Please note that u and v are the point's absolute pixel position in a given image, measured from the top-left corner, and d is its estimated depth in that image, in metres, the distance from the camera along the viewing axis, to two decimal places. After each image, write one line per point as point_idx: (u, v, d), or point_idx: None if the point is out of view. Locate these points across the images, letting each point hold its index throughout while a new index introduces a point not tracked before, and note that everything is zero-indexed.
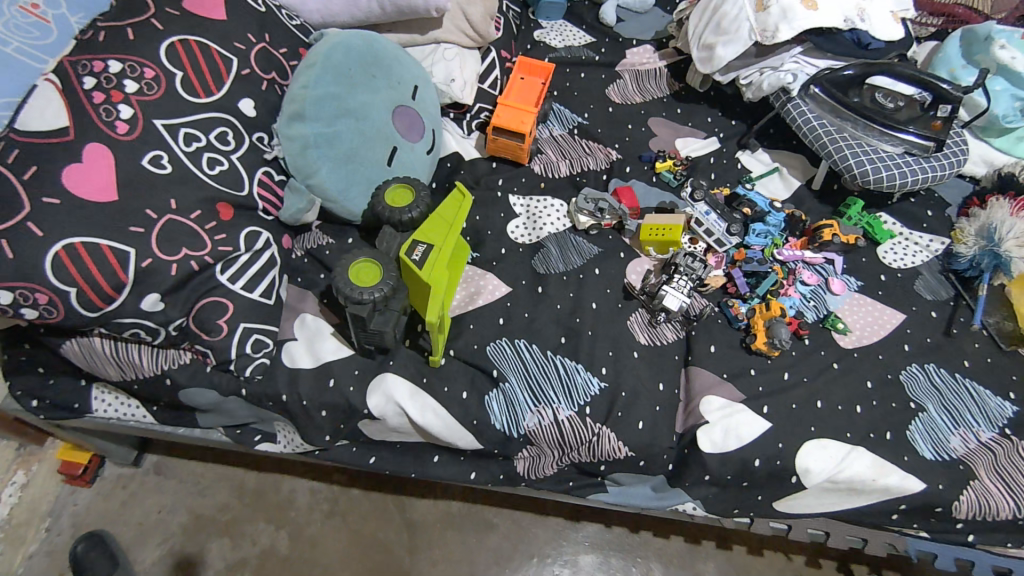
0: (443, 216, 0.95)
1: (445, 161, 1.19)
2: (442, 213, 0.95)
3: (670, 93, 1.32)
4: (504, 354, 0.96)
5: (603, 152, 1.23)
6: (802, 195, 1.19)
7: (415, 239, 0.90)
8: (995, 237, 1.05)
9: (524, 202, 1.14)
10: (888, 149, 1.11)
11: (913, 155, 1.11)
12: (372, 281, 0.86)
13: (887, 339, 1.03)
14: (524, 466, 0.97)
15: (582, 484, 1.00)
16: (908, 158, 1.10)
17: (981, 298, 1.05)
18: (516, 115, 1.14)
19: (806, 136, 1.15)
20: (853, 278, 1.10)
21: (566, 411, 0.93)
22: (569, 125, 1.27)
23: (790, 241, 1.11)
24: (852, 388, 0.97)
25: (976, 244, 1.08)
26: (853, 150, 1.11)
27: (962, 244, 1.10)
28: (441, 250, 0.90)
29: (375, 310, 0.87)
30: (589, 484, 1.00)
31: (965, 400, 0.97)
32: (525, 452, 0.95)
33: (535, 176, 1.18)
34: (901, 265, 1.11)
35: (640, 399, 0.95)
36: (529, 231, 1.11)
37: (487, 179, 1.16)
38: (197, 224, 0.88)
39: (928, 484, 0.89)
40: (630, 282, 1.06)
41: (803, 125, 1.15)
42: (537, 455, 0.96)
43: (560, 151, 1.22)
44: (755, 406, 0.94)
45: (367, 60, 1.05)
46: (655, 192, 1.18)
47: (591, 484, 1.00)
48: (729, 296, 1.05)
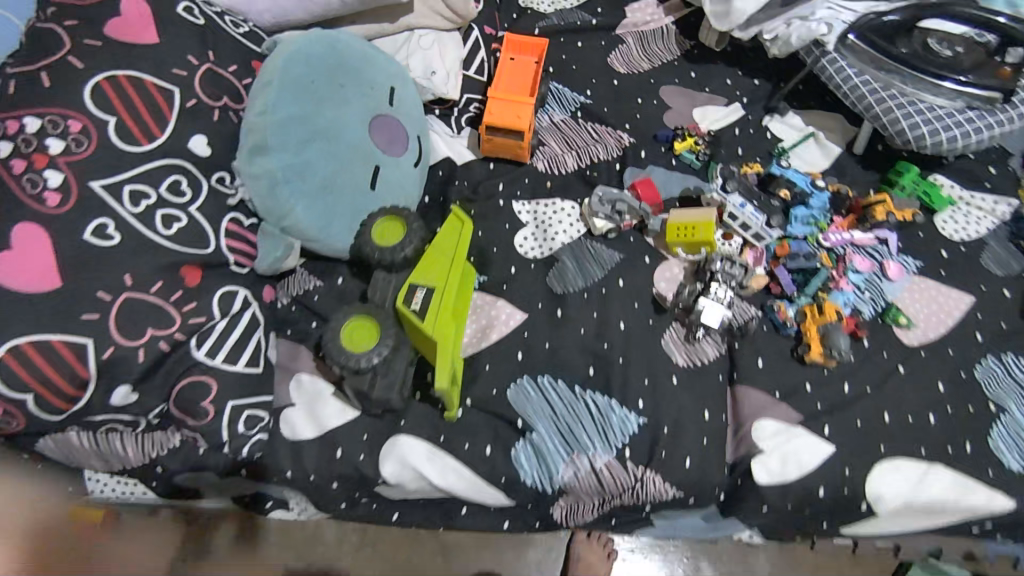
0: (442, 250, 0.82)
1: (436, 169, 1.04)
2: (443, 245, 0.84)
3: (681, 54, 1.15)
4: (528, 397, 0.86)
5: (614, 136, 1.07)
6: (844, 163, 1.04)
7: (412, 284, 0.78)
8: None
9: (530, 208, 1.00)
10: (942, 106, 0.94)
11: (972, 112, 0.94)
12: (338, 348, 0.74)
13: (957, 329, 0.91)
14: (562, 514, 0.87)
15: (625, 521, 0.91)
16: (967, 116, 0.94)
17: None
18: (510, 108, 0.98)
19: (845, 95, 0.98)
20: (911, 258, 0.96)
21: (603, 458, 0.83)
22: (571, 107, 1.11)
23: (835, 221, 0.98)
24: (922, 394, 0.86)
25: None
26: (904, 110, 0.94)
27: None
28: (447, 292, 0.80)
29: (377, 375, 0.76)
30: (634, 519, 0.91)
31: None
32: (562, 501, 0.86)
33: (539, 175, 1.03)
34: (964, 237, 0.98)
35: (684, 431, 0.85)
36: (539, 242, 0.98)
37: (485, 186, 1.02)
38: (159, 297, 0.74)
39: (1015, 500, 0.80)
40: (660, 292, 0.94)
41: (841, 85, 0.98)
42: (575, 502, 0.86)
43: (564, 141, 1.07)
44: (815, 427, 0.84)
45: (330, 67, 0.89)
46: (677, 177, 1.04)
47: (635, 520, 0.91)
48: (773, 297, 0.92)
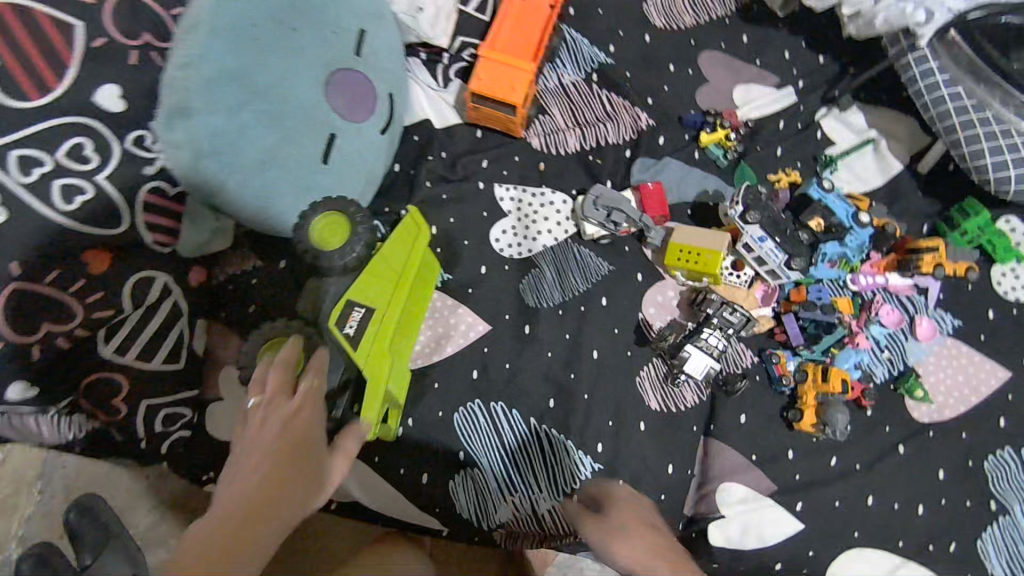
0: (389, 263, 0.72)
1: (412, 132, 0.88)
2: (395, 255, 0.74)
3: (736, 11, 0.95)
4: (475, 425, 0.78)
5: (632, 114, 0.90)
6: (901, 186, 0.87)
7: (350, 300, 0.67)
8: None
9: (515, 196, 0.86)
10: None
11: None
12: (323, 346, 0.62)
13: (979, 410, 0.79)
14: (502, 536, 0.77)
15: (571, 542, 0.76)
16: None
17: None
18: (504, 74, 0.81)
19: (925, 109, 0.81)
20: (950, 316, 0.82)
21: (547, 503, 0.76)
22: (587, 68, 0.92)
23: (871, 259, 0.83)
24: (918, 481, 0.76)
25: None
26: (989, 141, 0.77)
27: None
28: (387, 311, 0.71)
29: None
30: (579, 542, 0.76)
31: None
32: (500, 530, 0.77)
33: (532, 155, 0.88)
34: (1019, 298, 0.83)
35: (642, 485, 0.76)
36: (519, 240, 0.85)
37: (467, 162, 0.86)
38: (54, 288, 0.64)
39: None
40: (647, 318, 0.82)
41: (925, 93, 0.80)
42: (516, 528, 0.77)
43: (571, 112, 0.90)
44: (787, 502, 0.76)
45: (281, 8, 0.72)
46: (696, 175, 0.87)
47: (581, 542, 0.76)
48: (774, 344, 0.80)
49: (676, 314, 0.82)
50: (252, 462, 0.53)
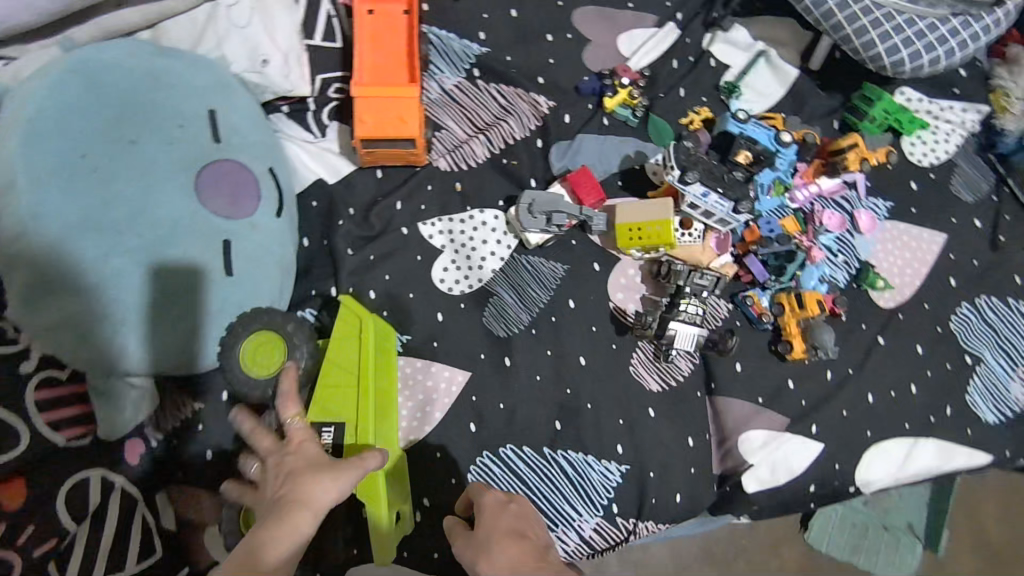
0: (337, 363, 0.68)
1: (306, 198, 0.78)
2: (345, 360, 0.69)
3: None
4: (494, 477, 0.74)
5: (528, 100, 0.84)
6: (802, 88, 0.88)
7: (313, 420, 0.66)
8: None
9: (443, 228, 0.79)
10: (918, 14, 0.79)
11: (948, 19, 0.79)
12: (284, 409, 0.57)
13: (931, 277, 0.84)
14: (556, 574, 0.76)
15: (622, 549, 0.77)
16: (943, 26, 0.79)
17: None
18: (389, 107, 0.73)
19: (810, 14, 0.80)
20: (881, 200, 0.86)
21: (590, 523, 0.74)
22: (464, 65, 0.85)
23: (799, 170, 0.84)
24: (904, 363, 0.80)
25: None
26: (875, 29, 0.78)
27: (1006, 115, 0.88)
28: (356, 417, 0.66)
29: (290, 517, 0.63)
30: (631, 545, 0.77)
31: (1020, 333, 0.83)
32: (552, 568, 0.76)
33: (444, 178, 0.81)
34: (933, 161, 0.88)
35: (671, 467, 0.76)
36: (465, 273, 0.79)
37: (379, 209, 0.78)
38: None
39: (994, 454, 0.80)
40: (619, 305, 0.80)
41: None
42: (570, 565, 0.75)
43: (467, 119, 0.83)
44: (804, 428, 0.77)
45: (113, 121, 0.62)
46: (613, 143, 0.84)
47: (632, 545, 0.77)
48: (744, 286, 0.81)
49: (643, 290, 0.81)
50: (282, 497, 0.52)
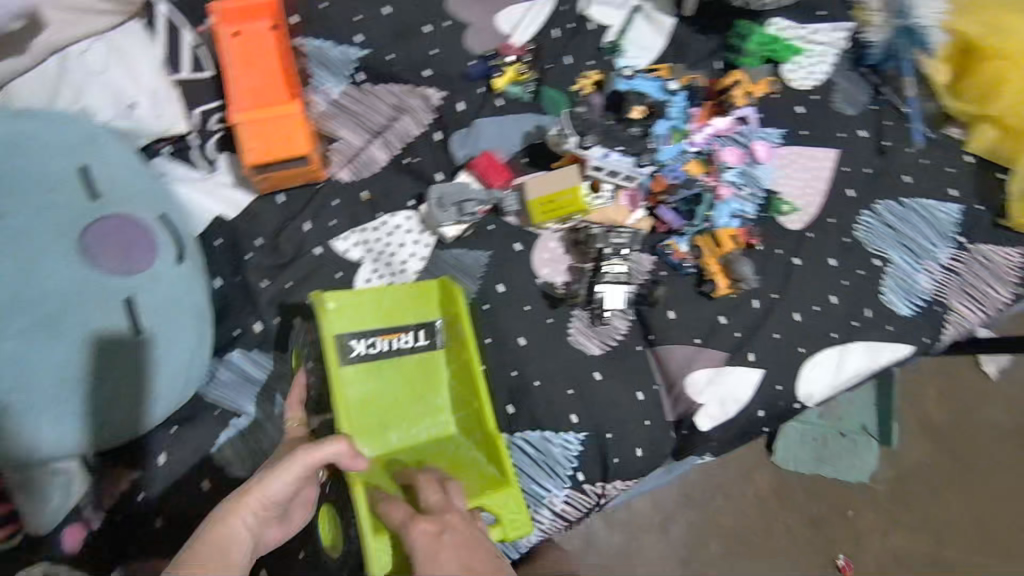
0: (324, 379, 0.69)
1: (211, 238, 0.76)
2: (410, 354, 0.73)
3: None
4: None
5: (418, 95, 0.84)
6: (680, 35, 0.90)
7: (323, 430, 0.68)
8: (905, 11, 0.90)
9: (359, 239, 0.78)
10: None
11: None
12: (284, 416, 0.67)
13: (830, 191, 0.88)
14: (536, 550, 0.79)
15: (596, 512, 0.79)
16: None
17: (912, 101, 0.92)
18: (273, 129, 0.71)
19: None
20: (773, 128, 0.90)
21: (561, 496, 0.76)
22: (347, 72, 0.83)
23: (693, 115, 0.86)
24: (822, 277, 0.84)
25: (885, 24, 0.92)
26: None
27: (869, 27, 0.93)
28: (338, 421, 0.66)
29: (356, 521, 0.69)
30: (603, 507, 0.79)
31: (919, 227, 0.89)
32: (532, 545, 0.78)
33: (349, 190, 0.79)
34: (812, 82, 0.92)
35: (626, 424, 0.78)
36: (390, 279, 0.78)
37: (289, 233, 0.76)
38: None
39: (916, 343, 0.85)
40: (547, 280, 0.80)
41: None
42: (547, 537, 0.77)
43: (360, 125, 0.82)
44: (742, 359, 0.81)
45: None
46: (510, 121, 0.84)
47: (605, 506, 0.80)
48: (662, 236, 0.83)
49: (568, 261, 0.81)
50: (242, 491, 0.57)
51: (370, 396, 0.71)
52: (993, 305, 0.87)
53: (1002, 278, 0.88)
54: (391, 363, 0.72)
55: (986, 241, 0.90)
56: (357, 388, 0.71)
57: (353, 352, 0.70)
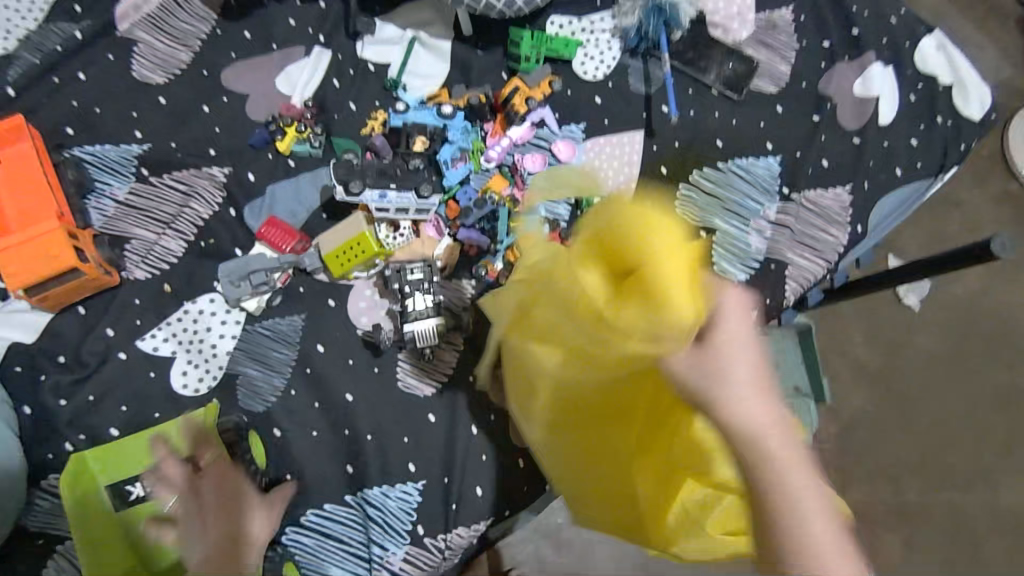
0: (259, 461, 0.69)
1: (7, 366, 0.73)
2: None
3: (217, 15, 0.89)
4: (312, 548, 0.72)
5: (205, 176, 0.83)
6: (462, 57, 0.90)
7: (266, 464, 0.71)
8: None
9: (166, 333, 0.77)
10: None
11: None
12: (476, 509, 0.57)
13: (642, 175, 0.88)
14: None
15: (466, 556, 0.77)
16: None
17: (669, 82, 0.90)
18: (33, 248, 0.71)
19: None
20: (575, 123, 0.89)
21: (399, 555, 0.72)
22: (130, 169, 0.83)
23: (488, 130, 0.86)
24: None
25: (635, 7, 0.92)
26: None
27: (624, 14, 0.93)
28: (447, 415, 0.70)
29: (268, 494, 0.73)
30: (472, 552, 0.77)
31: (739, 190, 0.87)
32: None
33: (150, 287, 0.78)
34: (607, 71, 0.91)
35: (463, 459, 0.75)
36: (204, 366, 0.76)
37: (90, 342, 0.75)
38: None
39: (760, 306, 0.83)
40: (366, 329, 0.78)
41: None
42: None
43: (154, 220, 0.81)
44: None
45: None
46: (306, 179, 0.84)
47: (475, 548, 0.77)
48: (475, 258, 0.81)
49: (384, 304, 0.79)
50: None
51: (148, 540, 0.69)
52: (833, 253, 0.86)
53: (834, 222, 0.87)
54: (169, 502, 0.69)
55: (811, 186, 0.88)
56: (128, 536, 0.68)
57: (129, 494, 0.69)
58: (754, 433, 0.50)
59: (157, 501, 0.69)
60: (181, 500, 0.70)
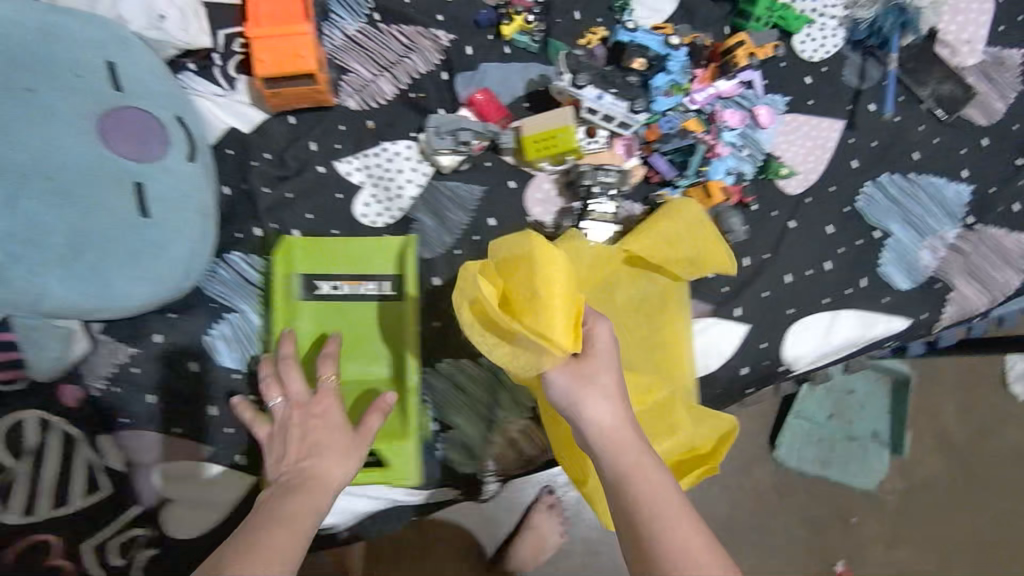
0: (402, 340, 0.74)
1: (222, 148, 0.80)
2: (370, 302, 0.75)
3: None
4: (441, 395, 0.77)
5: (430, 37, 0.86)
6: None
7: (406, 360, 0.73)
8: None
9: (361, 164, 0.82)
10: None
11: None
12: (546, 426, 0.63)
13: (833, 162, 0.88)
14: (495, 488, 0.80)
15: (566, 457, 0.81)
16: None
17: (891, 78, 0.90)
18: (281, 47, 0.75)
19: None
20: (780, 95, 0.89)
21: (517, 424, 0.78)
22: (364, 11, 0.86)
23: (697, 75, 0.86)
24: (815, 242, 0.84)
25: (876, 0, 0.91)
26: None
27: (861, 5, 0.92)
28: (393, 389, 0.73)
29: None
30: None
31: (924, 204, 0.87)
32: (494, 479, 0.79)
33: (356, 119, 0.83)
34: (824, 56, 0.92)
35: None
36: (386, 204, 0.81)
37: (295, 150, 0.81)
38: None
39: (911, 318, 0.84)
40: (537, 219, 0.83)
41: None
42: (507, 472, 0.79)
43: (374, 61, 0.85)
44: (727, 313, 0.82)
45: (19, 71, 0.64)
46: (516, 68, 0.86)
47: None
48: (654, 187, 0.84)
49: (559, 202, 0.83)
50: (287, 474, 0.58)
51: (322, 333, 0.74)
52: (1000, 292, 0.85)
53: (1010, 264, 0.86)
54: (348, 309, 0.74)
55: (998, 225, 0.87)
56: (306, 324, 0.74)
57: (317, 289, 0.74)
58: (602, 430, 0.54)
59: (338, 301, 0.74)
60: (358, 313, 0.74)
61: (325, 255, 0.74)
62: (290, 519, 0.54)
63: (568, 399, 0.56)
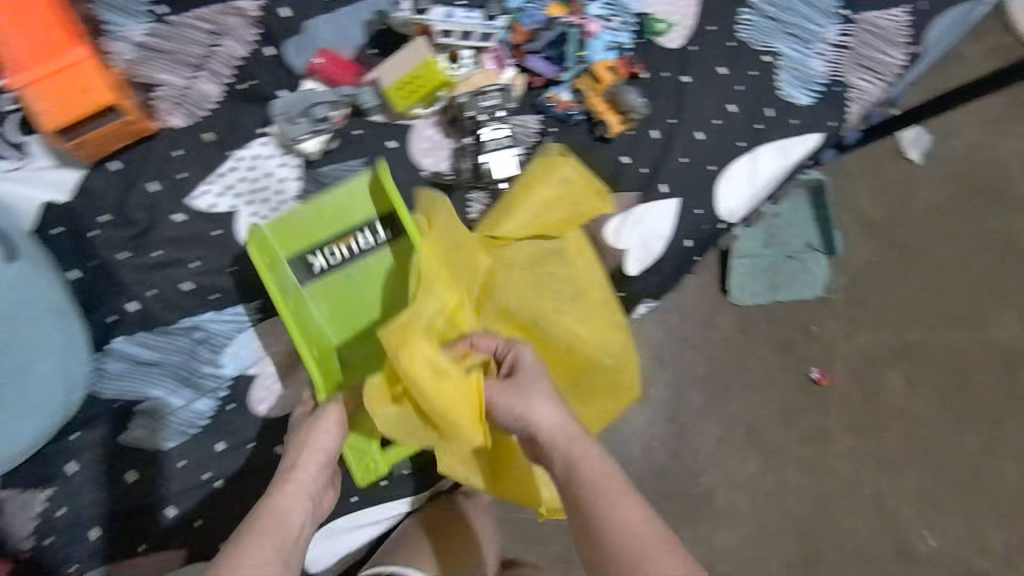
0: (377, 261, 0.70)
1: (49, 230, 0.68)
2: (366, 258, 0.69)
3: None
4: None
5: (232, 12, 0.73)
6: None
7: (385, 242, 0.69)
8: None
9: (220, 184, 0.71)
10: None
11: None
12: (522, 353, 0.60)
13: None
14: None
15: None
16: None
17: None
18: (56, 93, 0.63)
19: None
20: None
21: None
22: (143, 7, 0.71)
23: None
24: (714, 89, 0.80)
25: None
26: None
27: None
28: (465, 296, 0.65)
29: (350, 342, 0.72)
30: None
31: (799, 12, 0.84)
32: None
33: (187, 136, 0.71)
34: None
35: None
36: (268, 217, 0.71)
37: (134, 199, 0.69)
38: None
39: (823, 130, 0.83)
40: (432, 170, 0.75)
41: None
42: None
43: (181, 62, 0.72)
44: (654, 193, 0.78)
45: None
46: (345, 13, 0.74)
47: None
48: (540, 91, 0.77)
49: (447, 144, 0.75)
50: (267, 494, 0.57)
51: (344, 307, 0.70)
52: (890, 73, 0.86)
53: (891, 43, 0.86)
54: (354, 269, 0.70)
55: (869, 8, 0.86)
56: (323, 307, 0.70)
57: (313, 265, 0.68)
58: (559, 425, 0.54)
59: (337, 272, 0.69)
60: (366, 269, 0.70)
61: (304, 228, 0.68)
62: (265, 538, 0.52)
63: (517, 412, 0.54)
